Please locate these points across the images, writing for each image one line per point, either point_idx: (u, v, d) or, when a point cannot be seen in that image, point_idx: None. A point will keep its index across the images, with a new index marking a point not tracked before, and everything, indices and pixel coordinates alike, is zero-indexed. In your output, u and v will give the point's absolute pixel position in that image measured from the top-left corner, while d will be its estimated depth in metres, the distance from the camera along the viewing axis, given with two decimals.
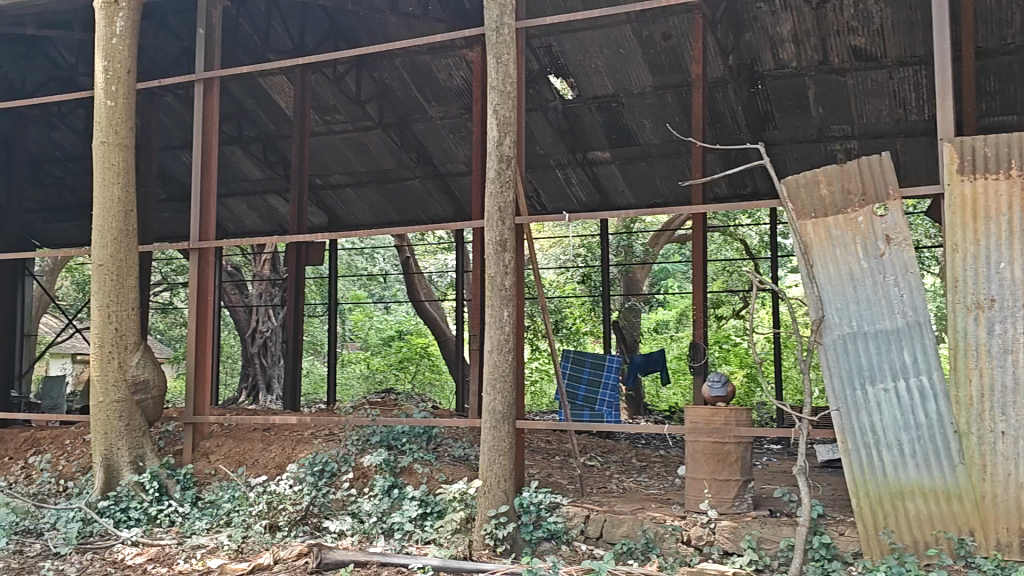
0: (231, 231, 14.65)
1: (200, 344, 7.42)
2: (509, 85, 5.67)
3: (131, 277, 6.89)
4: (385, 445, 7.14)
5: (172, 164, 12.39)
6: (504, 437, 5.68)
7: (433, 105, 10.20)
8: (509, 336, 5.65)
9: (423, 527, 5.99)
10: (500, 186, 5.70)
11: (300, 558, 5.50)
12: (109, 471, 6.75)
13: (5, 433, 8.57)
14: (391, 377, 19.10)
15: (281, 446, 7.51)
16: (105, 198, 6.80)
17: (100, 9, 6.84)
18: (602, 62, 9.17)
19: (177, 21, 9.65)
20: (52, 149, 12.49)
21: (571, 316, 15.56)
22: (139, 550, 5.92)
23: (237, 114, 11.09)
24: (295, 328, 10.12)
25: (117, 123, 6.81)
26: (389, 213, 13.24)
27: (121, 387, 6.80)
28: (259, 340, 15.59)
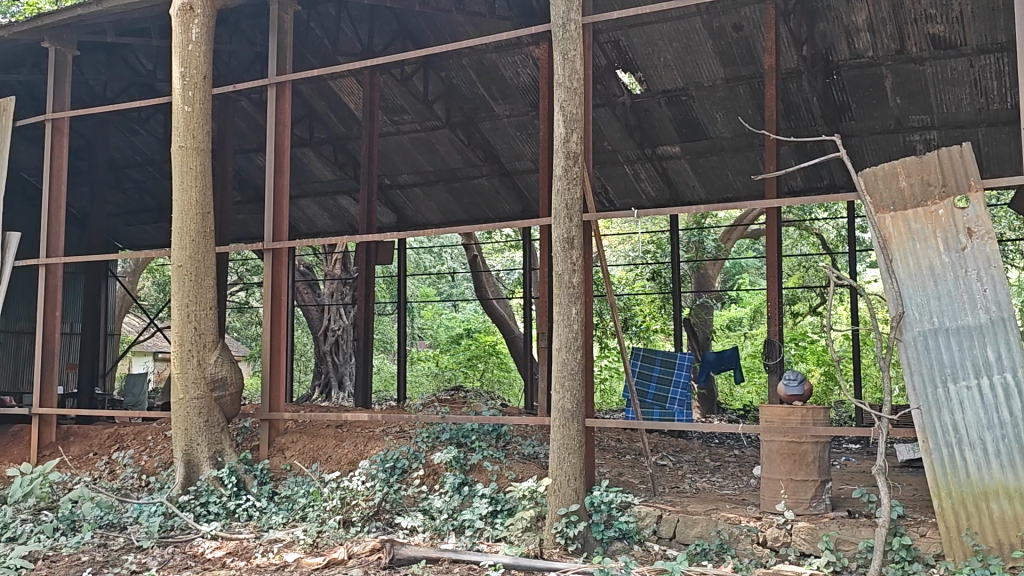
0: (304, 231, 14.92)
1: (274, 342, 7.59)
2: (576, 81, 5.64)
3: (209, 277, 7.05)
4: (455, 443, 7.20)
5: (246, 167, 12.67)
6: (574, 435, 5.65)
7: (500, 104, 10.21)
8: (578, 334, 5.62)
9: (494, 524, 5.99)
10: (567, 182, 5.66)
11: (373, 554, 5.56)
12: (190, 467, 6.95)
13: (89, 429, 8.83)
14: (460, 375, 19.03)
15: (354, 442, 7.62)
16: (183, 201, 6.98)
17: (176, 17, 7.03)
18: (671, 55, 9.06)
19: (251, 27, 9.85)
20: (133, 154, 12.89)
21: (641, 313, 15.44)
22: (218, 543, 6.06)
23: (308, 117, 11.28)
24: (365, 325, 10.24)
25: (195, 128, 6.98)
26: (456, 212, 13.31)
27: (200, 385, 6.96)
28: (331, 338, 15.88)
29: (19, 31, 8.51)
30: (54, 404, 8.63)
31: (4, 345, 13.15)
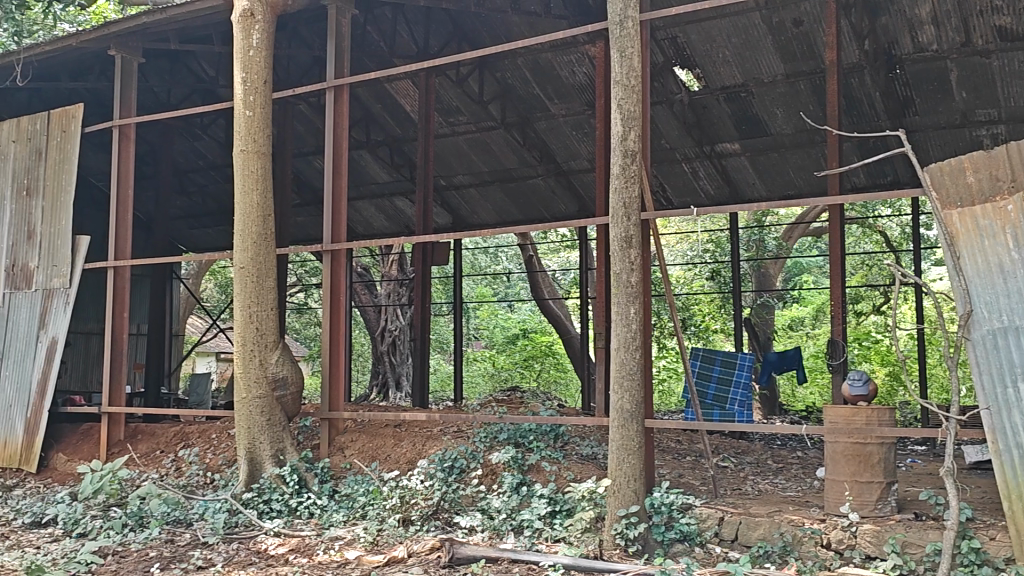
0: (361, 233, 15.07)
1: (333, 343, 7.69)
2: (634, 79, 5.59)
3: (270, 279, 7.16)
4: (512, 443, 7.20)
5: (304, 169, 12.84)
6: (634, 436, 5.62)
7: (555, 103, 10.20)
8: (636, 334, 5.58)
9: (553, 525, 5.98)
10: (625, 181, 5.63)
11: (432, 552, 5.59)
12: (253, 465, 7.08)
13: (156, 428, 9.04)
14: (517, 375, 19.15)
15: (412, 442, 7.66)
16: (245, 204, 7.10)
17: (237, 24, 7.16)
18: (730, 51, 8.95)
19: (309, 31, 9.99)
20: (195, 159, 13.17)
21: (700, 313, 15.28)
22: (281, 540, 6.15)
23: (366, 119, 11.40)
24: (422, 326, 10.30)
25: (255, 132, 7.10)
26: (512, 212, 13.31)
27: (262, 384, 7.08)
28: (388, 338, 16.04)
29: (87, 39, 8.76)
30: (123, 403, 8.85)
31: (74, 346, 13.53)
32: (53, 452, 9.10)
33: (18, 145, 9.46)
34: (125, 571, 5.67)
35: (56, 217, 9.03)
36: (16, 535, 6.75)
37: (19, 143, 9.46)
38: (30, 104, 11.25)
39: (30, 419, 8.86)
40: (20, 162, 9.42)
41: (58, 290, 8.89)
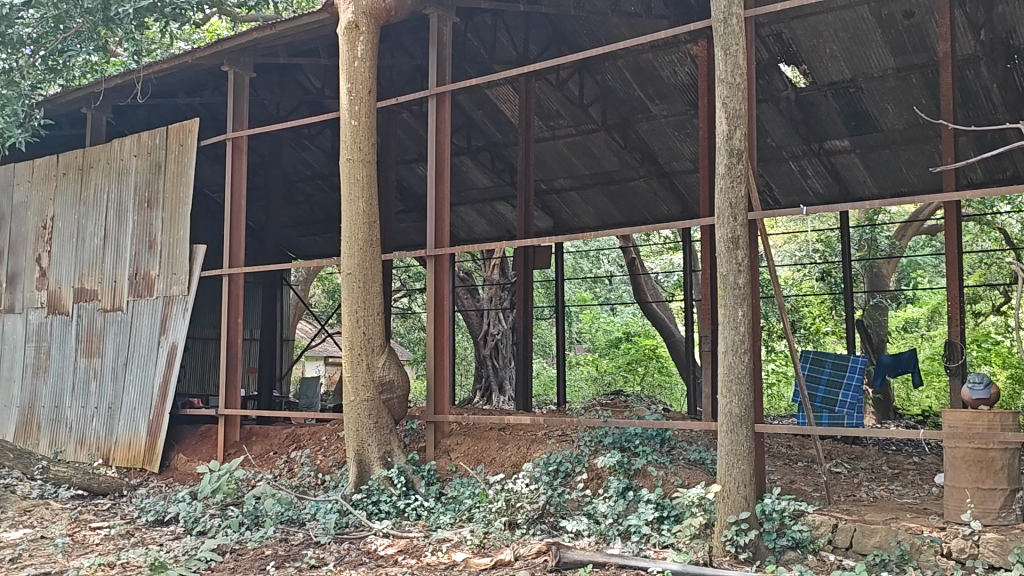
0: (463, 238, 15.23)
1: (438, 346, 7.81)
2: (738, 76, 5.48)
3: (376, 284, 7.31)
4: (618, 447, 7.13)
5: (407, 176, 13.06)
6: (743, 441, 5.50)
7: (657, 104, 10.10)
8: (744, 337, 5.46)
9: (661, 531, 5.92)
10: (731, 181, 5.52)
11: (538, 556, 5.58)
12: (362, 466, 7.23)
13: (269, 430, 9.33)
14: (620, 378, 19.04)
15: (516, 445, 7.70)
16: (351, 212, 7.27)
17: (343, 36, 7.35)
18: (837, 45, 8.69)
19: (411, 41, 10.17)
20: (303, 169, 13.56)
21: (810, 315, 14.94)
22: (390, 541, 6.26)
23: (467, 125, 11.53)
24: (524, 330, 10.30)
25: (360, 141, 7.26)
26: (614, 214, 13.24)
27: (370, 387, 7.24)
28: (491, 342, 16.18)
29: (202, 56, 9.12)
30: (238, 406, 9.18)
31: (192, 350, 14.11)
32: (174, 452, 9.50)
33: (139, 159, 9.93)
34: (243, 568, 5.86)
35: (175, 227, 9.45)
36: (141, 532, 7.06)
37: (140, 158, 9.93)
38: (149, 120, 11.83)
39: (152, 420, 9.28)
40: (141, 175, 9.88)
41: (178, 297, 9.30)
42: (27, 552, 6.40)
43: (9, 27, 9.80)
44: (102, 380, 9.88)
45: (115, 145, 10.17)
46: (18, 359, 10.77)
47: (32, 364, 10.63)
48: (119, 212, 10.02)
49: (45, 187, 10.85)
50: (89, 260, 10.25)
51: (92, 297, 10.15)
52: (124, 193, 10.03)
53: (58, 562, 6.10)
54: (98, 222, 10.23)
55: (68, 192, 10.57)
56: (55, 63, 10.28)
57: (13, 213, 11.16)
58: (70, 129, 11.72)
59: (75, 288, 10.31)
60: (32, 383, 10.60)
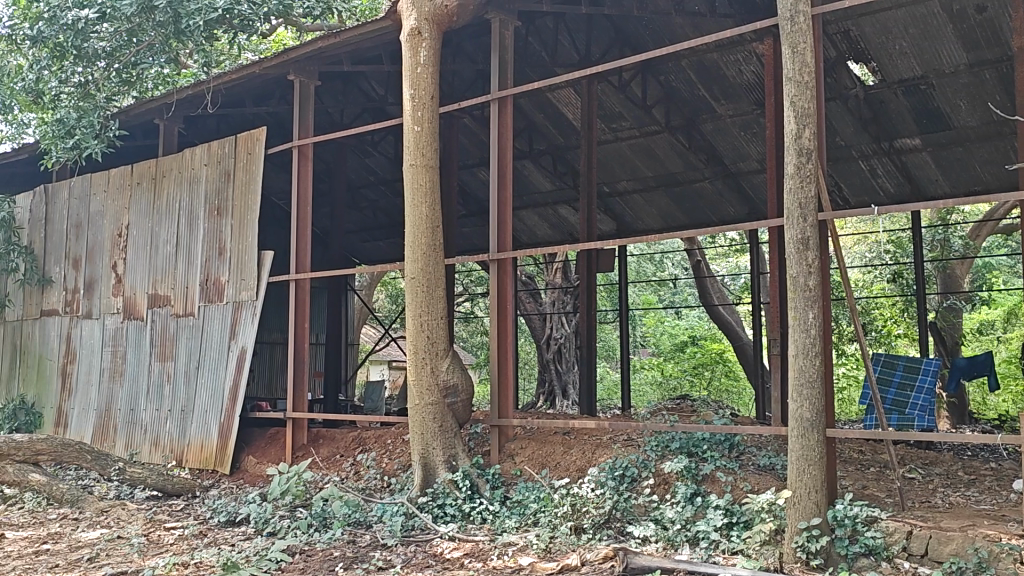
0: (526, 242, 15.26)
1: (501, 351, 7.82)
2: (806, 74, 5.38)
3: (439, 288, 7.35)
4: (685, 452, 7.06)
5: (470, 181, 13.13)
6: (814, 446, 5.38)
7: (722, 104, 9.97)
8: (815, 339, 5.35)
9: (730, 537, 5.84)
10: (800, 181, 5.42)
11: (606, 560, 5.55)
12: (427, 469, 7.27)
13: (335, 433, 9.45)
14: (686, 384, 18.88)
15: (581, 449, 7.66)
16: (415, 216, 7.32)
17: (406, 43, 7.42)
18: (907, 42, 8.47)
19: (473, 47, 10.22)
20: (367, 175, 13.72)
21: (881, 318, 14.61)
22: (456, 544, 6.28)
23: (529, 129, 11.54)
24: (588, 334, 10.26)
25: (423, 147, 7.31)
26: (678, 216, 13.11)
27: (434, 391, 7.28)
28: (554, 346, 16.09)
29: (269, 66, 9.31)
30: (306, 409, 9.33)
31: (261, 354, 14.37)
32: (244, 454, 9.69)
33: (210, 168, 10.16)
34: (311, 569, 5.93)
35: (244, 234, 9.64)
36: (214, 532, 7.20)
37: (210, 166, 10.16)
38: (218, 128, 12.12)
39: (223, 422, 9.47)
40: (211, 183, 10.11)
41: (247, 302, 9.49)
42: (104, 551, 6.58)
43: (84, 41, 10.15)
44: (176, 384, 10.12)
45: (186, 154, 10.42)
46: (95, 364, 11.12)
47: (108, 369, 10.96)
48: (191, 220, 10.26)
49: (119, 196, 11.16)
50: (163, 267, 10.52)
51: (165, 302, 10.41)
52: (195, 201, 10.27)
53: (134, 561, 6.26)
54: (171, 230, 10.49)
55: (142, 201, 10.86)
56: (128, 76, 10.59)
57: (90, 221, 11.53)
58: (144, 139, 12.08)
59: (149, 294, 10.60)
60: (108, 387, 10.92)
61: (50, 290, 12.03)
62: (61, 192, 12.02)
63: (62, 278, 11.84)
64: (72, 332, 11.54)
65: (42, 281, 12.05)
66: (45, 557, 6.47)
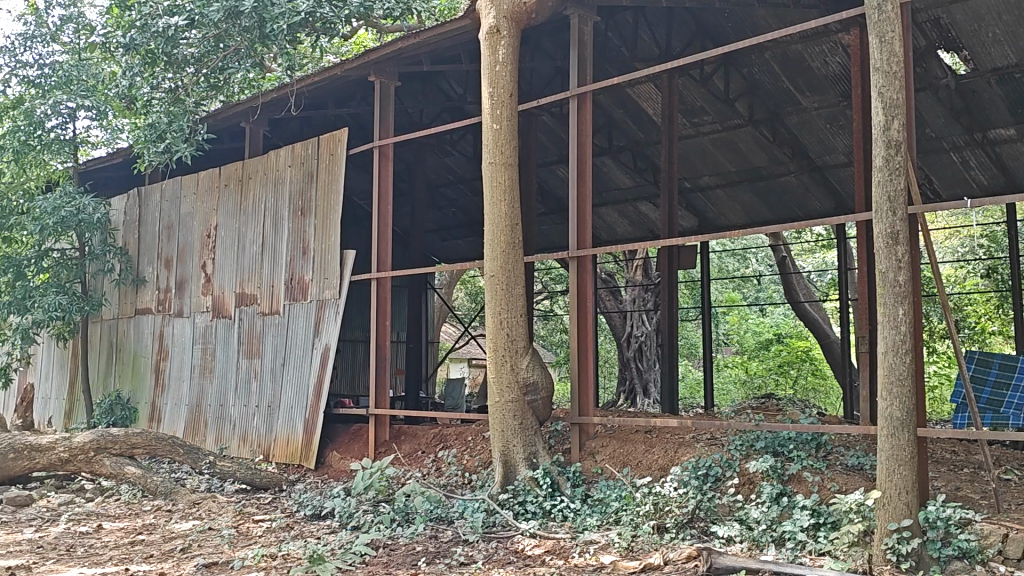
0: (605, 240, 15.20)
1: (582, 349, 7.80)
2: (895, 64, 5.20)
3: (519, 285, 7.35)
4: (771, 452, 6.93)
5: (549, 179, 13.11)
6: (905, 446, 5.18)
7: (807, 96, 9.74)
8: (906, 336, 5.17)
9: (817, 538, 5.71)
10: (889, 173, 5.25)
11: (690, 560, 5.45)
12: (508, 466, 7.29)
13: (416, 429, 9.54)
14: (771, 382, 18.61)
15: (663, 448, 7.57)
16: (494, 214, 7.34)
17: (484, 41, 7.45)
18: (1001, 29, 8.14)
19: (551, 44, 10.19)
20: (446, 174, 13.84)
21: (974, 315, 14.21)
22: (537, 541, 6.28)
23: (608, 125, 11.48)
24: (669, 332, 10.14)
25: (502, 144, 7.32)
26: (762, 212, 12.87)
27: (514, 388, 7.29)
28: (634, 344, 16.03)
29: (350, 68, 9.45)
30: (387, 406, 9.46)
31: (343, 352, 14.62)
32: (329, 449, 9.87)
33: (293, 169, 10.38)
34: (395, 563, 5.99)
35: (327, 233, 9.80)
36: (300, 525, 7.35)
37: (294, 167, 10.36)
38: (302, 131, 12.39)
39: (309, 417, 9.66)
40: (295, 184, 10.32)
41: (330, 300, 9.66)
42: (197, 542, 6.79)
43: (175, 47, 10.48)
44: (262, 380, 10.37)
45: (271, 156, 10.65)
46: (187, 361, 11.48)
47: (199, 365, 11.30)
48: (276, 220, 10.49)
49: (208, 198, 11.50)
50: (250, 266, 10.80)
51: (252, 301, 10.68)
52: (280, 202, 10.49)
53: (225, 552, 6.44)
54: (256, 229, 10.75)
55: (230, 203, 11.16)
56: (216, 80, 10.87)
57: (181, 222, 11.90)
58: (231, 142, 12.42)
59: (237, 293, 10.90)
60: (199, 383, 11.25)
61: (144, 289, 12.47)
62: (153, 195, 12.43)
63: (154, 277, 12.26)
64: (165, 331, 11.94)
65: (136, 280, 12.51)
66: (140, 547, 6.70)
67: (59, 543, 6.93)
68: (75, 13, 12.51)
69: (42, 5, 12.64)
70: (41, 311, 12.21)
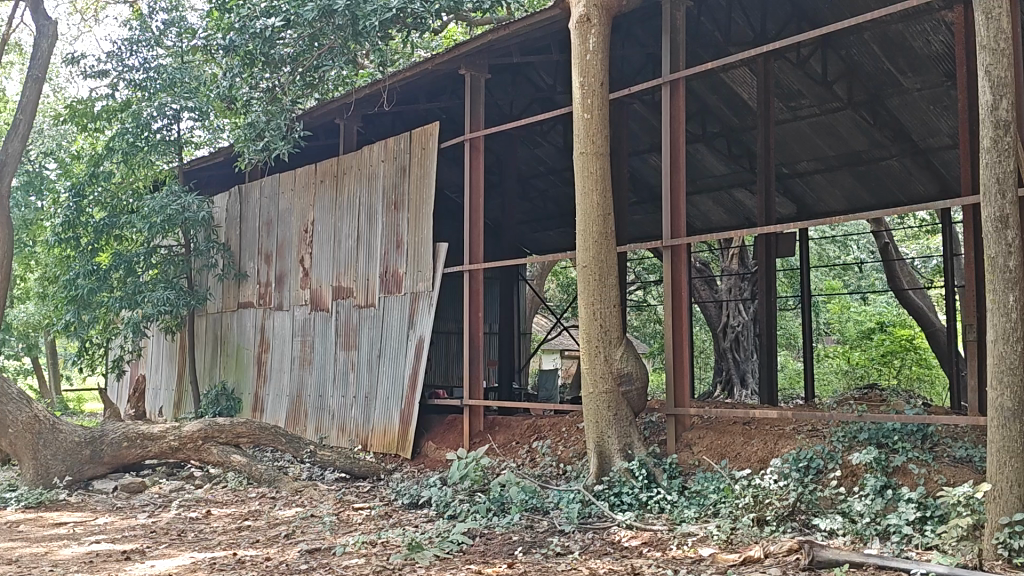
0: (699, 227, 14.97)
1: (677, 339, 7.70)
2: (1002, 41, 4.95)
3: (612, 276, 7.28)
4: (875, 443, 6.67)
5: (641, 167, 12.99)
6: (1018, 437, 4.93)
7: (909, 76, 9.39)
8: (1018, 324, 4.93)
9: (923, 531, 5.52)
10: (997, 155, 4.98)
11: (790, 554, 5.34)
12: (603, 458, 7.25)
13: (510, 420, 9.59)
14: (874, 372, 17.67)
15: (763, 440, 7.40)
16: (586, 204, 7.29)
17: (575, 30, 7.39)
18: None
19: (643, 31, 10.06)
20: (537, 165, 13.85)
21: None
22: (634, 533, 6.23)
23: (702, 112, 11.30)
24: (767, 322, 9.94)
25: (594, 134, 7.26)
26: (862, 196, 12.48)
27: (609, 379, 7.25)
28: (731, 334, 15.74)
29: (441, 62, 9.51)
30: (481, 397, 9.50)
31: (437, 344, 14.80)
32: (425, 440, 10.00)
33: (386, 163, 10.53)
34: (491, 552, 6.02)
35: (420, 226, 9.91)
36: (399, 514, 7.48)
37: (387, 163, 10.50)
38: (395, 126, 12.58)
39: (404, 408, 9.81)
40: (389, 179, 10.46)
41: (424, 293, 9.78)
42: (300, 528, 6.99)
43: (272, 48, 10.73)
44: (359, 372, 10.58)
45: (365, 152, 10.83)
46: (287, 353, 11.80)
47: (299, 357, 11.60)
48: (371, 214, 10.67)
49: (305, 194, 11.77)
50: (346, 260, 11.01)
51: (348, 294, 10.90)
52: (374, 196, 10.66)
53: (327, 539, 6.59)
54: (352, 224, 10.95)
55: (326, 198, 11.39)
56: (311, 79, 11.01)
57: (279, 218, 12.22)
58: (326, 139, 12.70)
59: (334, 287, 11.14)
60: (299, 374, 11.55)
61: (245, 283, 12.85)
62: (253, 192, 12.80)
63: (256, 272, 12.63)
64: (266, 323, 12.29)
65: (238, 275, 12.90)
66: (247, 533, 6.92)
67: (171, 528, 7.21)
68: (177, 17, 13.05)
69: (146, 10, 13.12)
70: (151, 306, 12.68)
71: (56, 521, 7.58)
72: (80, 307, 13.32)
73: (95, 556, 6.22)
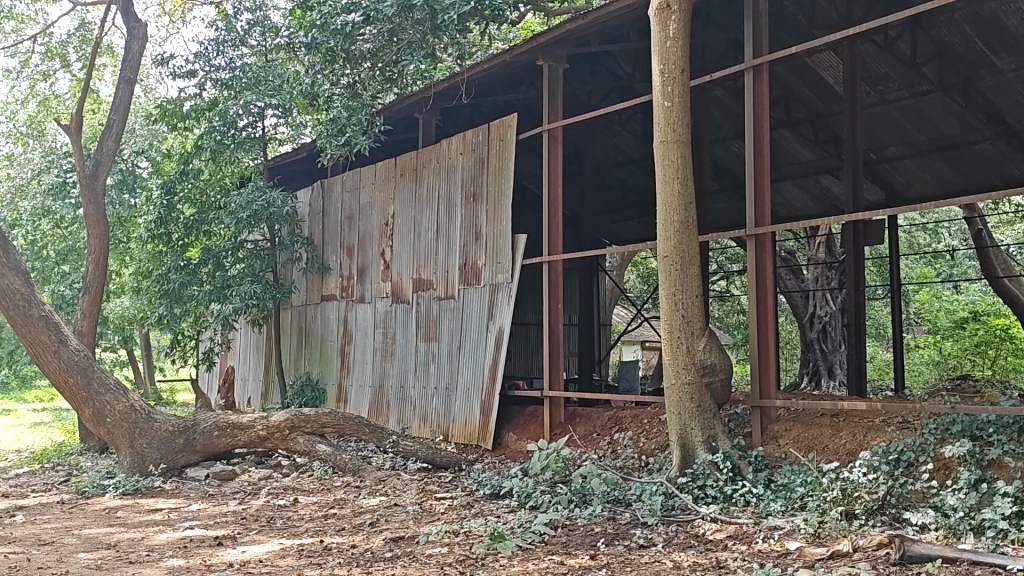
0: (783, 216, 14.66)
1: (762, 329, 7.54)
2: None
3: (694, 266, 7.16)
4: (968, 436, 6.40)
5: (722, 155, 12.77)
6: None
7: (1003, 56, 8.99)
8: None
9: (1020, 527, 5.30)
10: None
11: (880, 548, 5.19)
12: (686, 450, 7.17)
13: (591, 411, 9.55)
14: (967, 362, 16.85)
15: (852, 432, 7.21)
16: (667, 192, 7.18)
17: (654, 17, 7.26)
18: None
19: (723, 16, 9.86)
20: (616, 155, 13.74)
21: None
22: (718, 526, 6.13)
23: (785, 97, 11.03)
24: (856, 311, 9.69)
25: (674, 122, 7.13)
26: (954, 181, 12.04)
27: (691, 370, 7.14)
28: (818, 325, 15.37)
29: (520, 54, 9.46)
30: (561, 388, 9.49)
31: (516, 335, 14.84)
32: (505, 431, 10.04)
33: (464, 156, 10.58)
34: (574, 543, 6.00)
35: (499, 218, 9.93)
36: (480, 504, 7.52)
37: (466, 155, 10.55)
38: (473, 118, 12.65)
39: (485, 400, 9.85)
40: (467, 171, 10.52)
41: (503, 284, 9.80)
42: (384, 517, 7.09)
43: (352, 44, 10.86)
44: (440, 363, 10.68)
45: (443, 145, 10.90)
46: (370, 345, 11.99)
47: (381, 349, 11.76)
48: (450, 207, 10.74)
49: (385, 188, 11.92)
50: (425, 253, 11.12)
51: (429, 286, 11.00)
52: (453, 189, 10.73)
53: (410, 527, 6.67)
54: (431, 216, 11.05)
55: (406, 191, 11.52)
56: (390, 73, 11.06)
57: (360, 212, 12.41)
58: (405, 132, 12.85)
59: (414, 279, 11.26)
60: (381, 366, 11.72)
61: (329, 276, 13.09)
62: (334, 186, 13.03)
63: (338, 266, 12.85)
64: (349, 316, 12.50)
65: (322, 268, 13.15)
66: (332, 520, 7.06)
67: (260, 515, 7.40)
68: (261, 17, 13.29)
69: (231, 10, 13.46)
70: (239, 299, 13.02)
71: (152, 507, 7.86)
72: (171, 301, 13.91)
73: (188, 541, 6.43)
